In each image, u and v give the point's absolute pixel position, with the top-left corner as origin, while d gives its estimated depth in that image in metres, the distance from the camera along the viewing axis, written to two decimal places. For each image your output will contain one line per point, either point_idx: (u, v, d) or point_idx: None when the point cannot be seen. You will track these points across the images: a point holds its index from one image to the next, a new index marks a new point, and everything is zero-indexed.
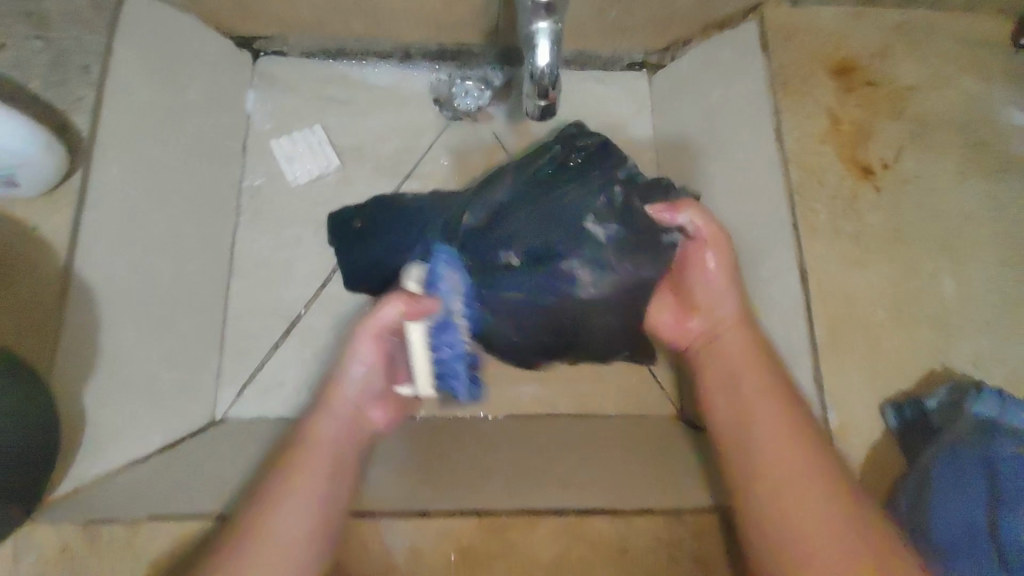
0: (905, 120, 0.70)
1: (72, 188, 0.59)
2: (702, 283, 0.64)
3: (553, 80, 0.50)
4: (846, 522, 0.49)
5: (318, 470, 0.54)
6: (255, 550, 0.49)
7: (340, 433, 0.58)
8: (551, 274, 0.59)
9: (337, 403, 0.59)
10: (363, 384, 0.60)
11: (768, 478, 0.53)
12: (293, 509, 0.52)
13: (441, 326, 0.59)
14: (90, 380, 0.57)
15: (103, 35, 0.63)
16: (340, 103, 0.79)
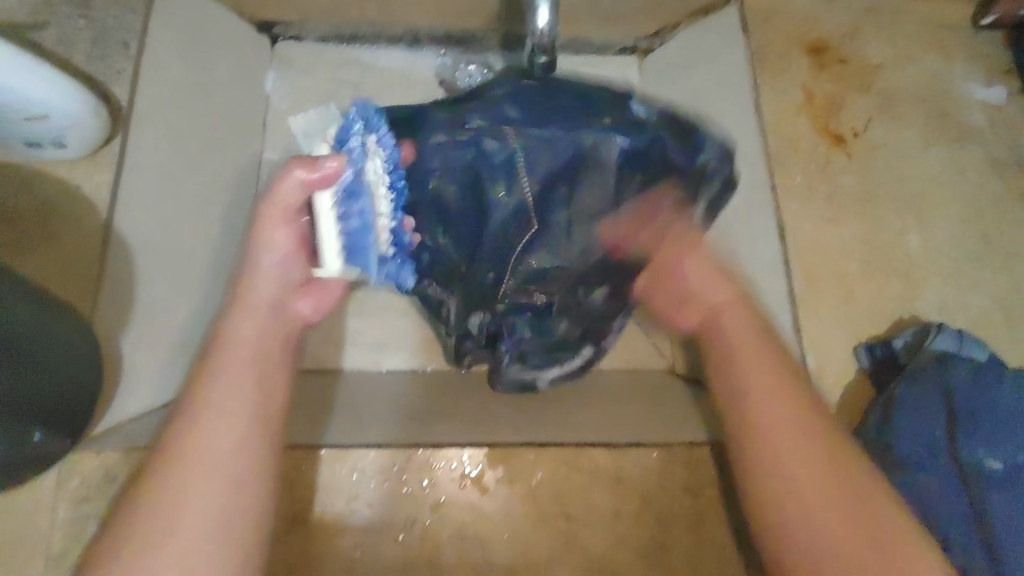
0: (873, 94, 0.76)
1: (111, 151, 0.67)
2: (688, 280, 0.67)
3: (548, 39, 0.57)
4: (833, 465, 0.52)
5: (235, 376, 0.54)
6: (170, 468, 0.48)
7: (252, 334, 0.58)
8: (507, 167, 0.59)
9: (255, 290, 0.60)
10: (279, 272, 0.61)
11: (757, 426, 0.56)
12: (219, 431, 0.51)
13: (348, 194, 0.57)
14: (128, 326, 0.62)
15: (140, 15, 0.70)
16: (352, 85, 0.85)
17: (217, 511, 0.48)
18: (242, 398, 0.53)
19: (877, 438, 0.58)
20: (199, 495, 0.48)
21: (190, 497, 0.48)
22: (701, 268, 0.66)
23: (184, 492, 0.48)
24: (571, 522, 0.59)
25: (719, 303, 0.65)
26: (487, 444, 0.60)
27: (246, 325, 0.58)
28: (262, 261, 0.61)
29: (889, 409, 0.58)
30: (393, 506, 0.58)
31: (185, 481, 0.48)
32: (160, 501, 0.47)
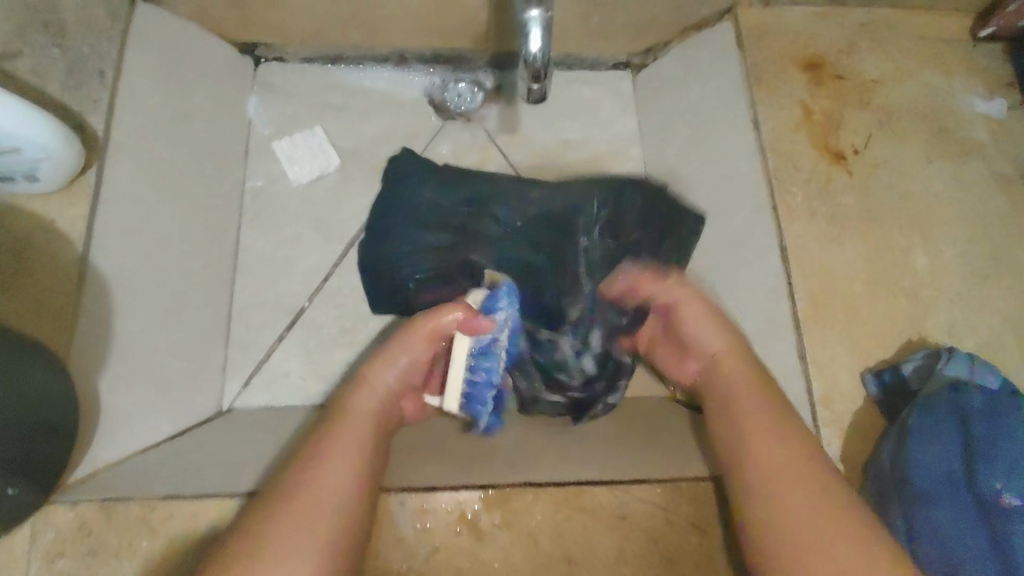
0: (872, 110, 0.74)
1: (89, 182, 0.62)
2: (689, 331, 0.66)
3: (545, 64, 0.53)
4: (809, 477, 0.53)
5: (361, 428, 0.57)
6: (299, 503, 0.49)
7: (374, 404, 0.59)
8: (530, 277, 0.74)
9: (375, 383, 0.61)
10: (400, 379, 0.63)
11: (751, 451, 0.56)
12: (338, 468, 0.52)
13: (483, 351, 0.63)
14: (105, 367, 0.59)
15: (117, 42, 0.67)
16: (337, 108, 0.83)
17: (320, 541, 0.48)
18: (361, 445, 0.55)
19: (891, 471, 0.55)
20: (311, 522, 0.49)
21: (301, 523, 0.48)
22: (698, 320, 0.66)
23: (301, 515, 0.49)
24: (575, 568, 0.56)
25: (716, 354, 0.64)
26: (487, 485, 0.57)
27: (364, 398, 0.60)
28: (387, 365, 0.62)
29: (902, 440, 0.56)
30: (387, 555, 0.55)
31: (310, 502, 0.50)
32: (292, 539, 0.47)
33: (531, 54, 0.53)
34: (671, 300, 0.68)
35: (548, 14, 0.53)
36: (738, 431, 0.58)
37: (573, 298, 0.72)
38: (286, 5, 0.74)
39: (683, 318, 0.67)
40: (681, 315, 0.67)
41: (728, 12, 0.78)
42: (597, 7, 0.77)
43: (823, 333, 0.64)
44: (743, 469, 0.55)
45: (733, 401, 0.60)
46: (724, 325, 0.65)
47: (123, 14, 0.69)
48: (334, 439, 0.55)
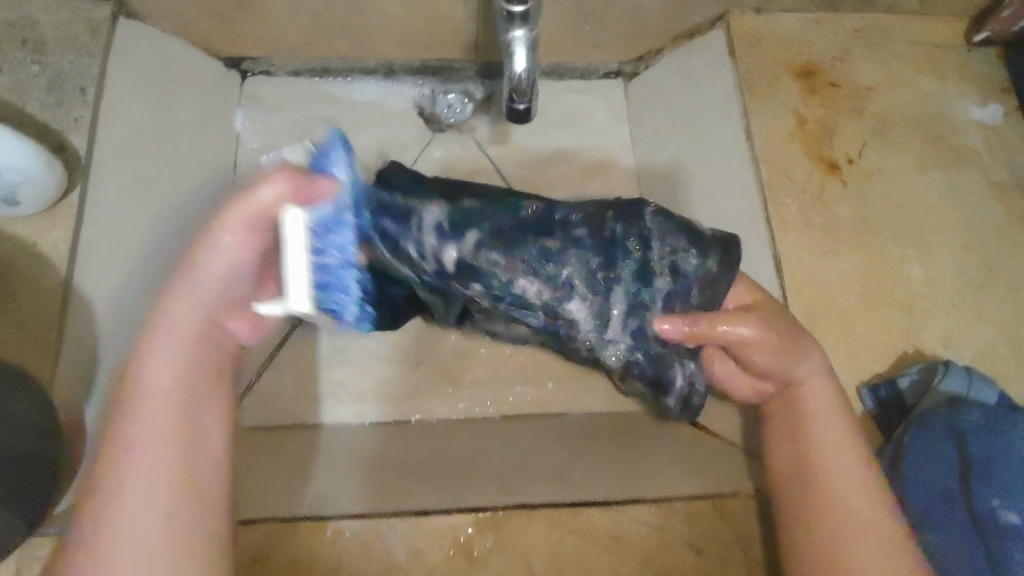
0: (866, 118, 0.73)
1: (71, 203, 0.61)
2: (764, 372, 0.57)
3: (530, 86, 0.54)
4: (878, 495, 0.51)
5: (183, 384, 0.50)
6: (114, 502, 0.45)
7: (195, 348, 0.51)
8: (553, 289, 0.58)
9: (180, 312, 0.51)
10: (218, 288, 0.53)
11: (819, 471, 0.53)
12: (153, 460, 0.46)
13: (323, 228, 0.55)
14: (95, 394, 0.58)
15: (98, 58, 0.66)
16: (325, 121, 0.81)
17: (162, 551, 0.44)
18: (192, 422, 0.49)
19: (887, 490, 0.55)
20: (148, 540, 0.44)
21: (136, 540, 0.44)
22: (768, 349, 0.55)
23: (116, 528, 0.44)
24: None
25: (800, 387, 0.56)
26: (481, 507, 0.57)
27: (162, 354, 0.50)
28: (197, 275, 0.52)
29: (898, 458, 0.55)
30: None
31: (128, 514, 0.44)
32: (112, 549, 0.44)
33: (516, 76, 0.53)
34: (739, 331, 0.54)
35: (533, 32, 0.53)
36: (804, 450, 0.55)
37: (577, 287, 0.57)
38: (271, 17, 0.73)
39: (715, 326, 0.54)
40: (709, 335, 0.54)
41: (721, 19, 0.77)
42: (586, 15, 0.76)
43: None
44: (818, 490, 0.53)
45: (810, 423, 0.55)
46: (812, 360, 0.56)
47: (104, 28, 0.68)
48: (134, 404, 0.48)
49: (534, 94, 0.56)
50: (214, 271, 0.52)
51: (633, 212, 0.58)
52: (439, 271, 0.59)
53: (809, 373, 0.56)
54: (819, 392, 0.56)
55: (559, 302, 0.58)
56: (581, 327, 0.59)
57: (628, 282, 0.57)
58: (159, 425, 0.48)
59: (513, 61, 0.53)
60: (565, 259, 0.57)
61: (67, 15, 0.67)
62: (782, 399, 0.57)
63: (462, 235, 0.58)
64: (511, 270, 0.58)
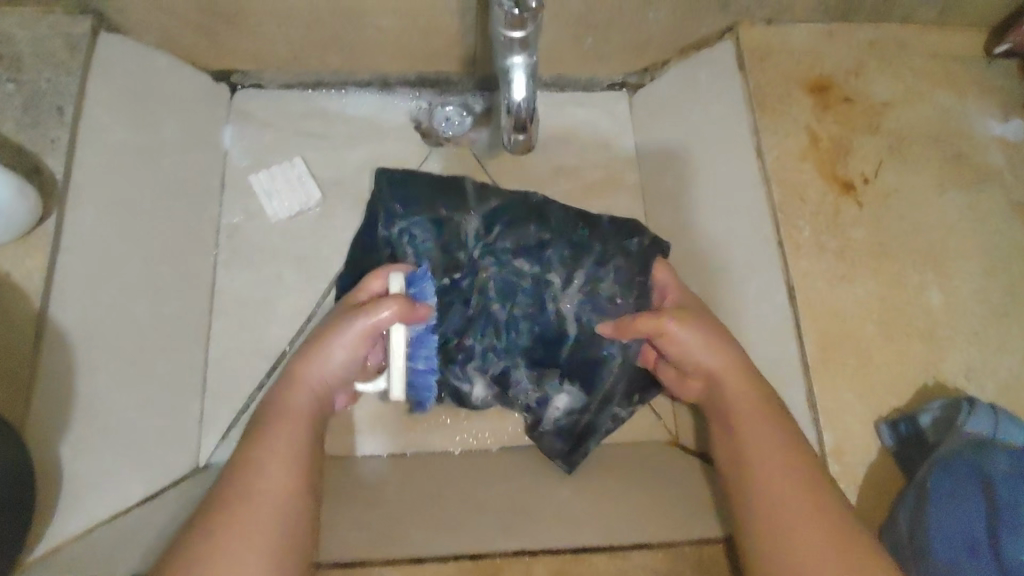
0: (881, 135, 0.70)
1: (47, 232, 0.58)
2: (682, 358, 0.62)
3: (530, 115, 0.54)
4: (817, 510, 0.50)
5: (299, 429, 0.55)
6: (226, 524, 0.47)
7: (310, 402, 0.58)
8: (547, 293, 0.70)
9: (305, 380, 0.59)
10: (340, 367, 0.60)
11: (760, 476, 0.53)
12: (273, 469, 0.51)
13: (417, 341, 0.65)
14: (68, 432, 0.55)
15: (76, 75, 0.63)
16: (317, 137, 0.78)
17: (269, 538, 0.47)
18: (298, 440, 0.54)
19: (910, 536, 0.52)
20: (254, 533, 0.47)
21: (245, 529, 0.47)
22: (698, 333, 0.61)
23: (233, 527, 0.47)
24: None
25: (714, 372, 0.60)
26: (477, 555, 0.54)
27: (301, 395, 0.58)
28: (327, 359, 0.59)
29: (922, 504, 0.52)
30: None
31: (240, 510, 0.48)
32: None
33: (516, 104, 0.53)
34: (666, 323, 0.61)
35: (533, 58, 0.52)
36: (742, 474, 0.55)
37: (566, 291, 0.70)
38: (260, 30, 0.70)
39: (660, 322, 0.61)
40: (646, 326, 0.62)
41: (729, 31, 0.74)
42: (589, 28, 0.73)
43: (834, 379, 0.61)
44: (752, 491, 0.53)
45: (745, 449, 0.56)
46: (718, 344, 0.60)
47: (83, 43, 0.64)
48: (262, 448, 0.52)
49: (535, 124, 0.55)
50: (333, 356, 0.59)
51: (593, 225, 0.73)
52: (449, 264, 0.71)
53: (727, 363, 0.60)
54: (738, 387, 0.59)
55: (539, 292, 0.70)
56: (555, 304, 0.70)
57: (590, 277, 0.70)
58: (278, 457, 0.52)
59: (512, 90, 0.52)
60: (545, 256, 0.71)
61: (44, 30, 0.64)
62: (712, 388, 0.61)
63: (467, 243, 0.71)
64: (520, 261, 0.71)
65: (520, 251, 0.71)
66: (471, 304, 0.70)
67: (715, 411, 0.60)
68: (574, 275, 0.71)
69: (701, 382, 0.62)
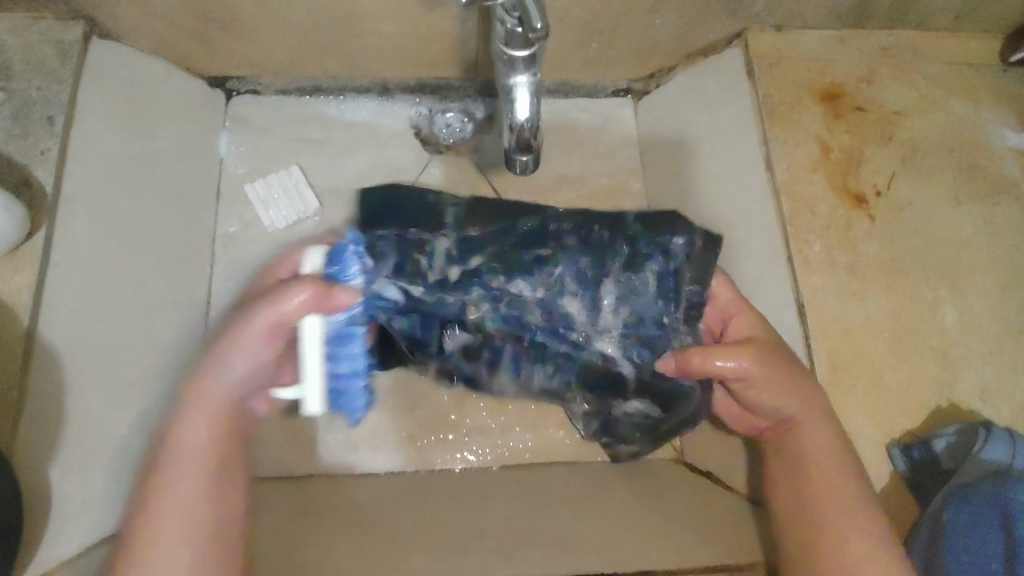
0: (895, 145, 0.68)
1: (36, 246, 0.58)
2: (748, 395, 0.57)
3: (534, 133, 0.53)
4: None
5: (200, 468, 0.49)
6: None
7: (212, 428, 0.51)
8: (567, 319, 0.64)
9: (208, 391, 0.51)
10: (239, 377, 0.52)
11: (817, 486, 0.54)
12: (184, 469, 0.49)
13: (343, 336, 0.58)
14: (58, 453, 0.54)
15: (67, 83, 0.62)
16: (315, 144, 0.76)
17: (187, 537, 0.47)
18: (205, 432, 0.50)
19: (922, 568, 0.51)
20: (167, 536, 0.47)
21: (164, 532, 0.47)
22: (762, 369, 0.56)
23: (152, 534, 0.46)
24: None
25: (792, 418, 0.57)
26: None
27: (192, 429, 0.50)
28: (221, 369, 0.51)
29: (935, 535, 0.51)
30: None
31: (164, 516, 0.47)
32: None
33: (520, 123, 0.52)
34: (741, 364, 0.56)
35: (538, 76, 0.51)
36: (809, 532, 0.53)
37: (593, 313, 0.64)
38: (256, 37, 0.69)
39: (705, 362, 0.56)
40: (718, 367, 0.56)
41: (738, 37, 0.72)
42: (594, 33, 0.71)
43: (844, 400, 0.59)
44: (821, 529, 0.52)
45: (814, 507, 0.53)
46: (800, 386, 0.56)
47: (74, 50, 0.63)
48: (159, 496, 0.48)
49: (538, 141, 0.54)
50: (228, 370, 0.51)
51: (620, 228, 0.66)
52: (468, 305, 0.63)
53: (805, 409, 0.56)
54: (813, 434, 0.56)
55: (570, 317, 0.64)
56: (586, 339, 0.64)
57: (620, 287, 0.64)
58: (164, 510, 0.47)
59: (515, 108, 0.51)
60: (567, 273, 0.64)
61: (34, 37, 0.63)
62: (785, 431, 0.58)
63: (479, 277, 0.63)
64: (529, 286, 0.63)
65: (517, 270, 0.64)
66: (514, 345, 0.66)
67: (778, 447, 0.58)
68: (598, 296, 0.64)
69: (767, 420, 0.59)
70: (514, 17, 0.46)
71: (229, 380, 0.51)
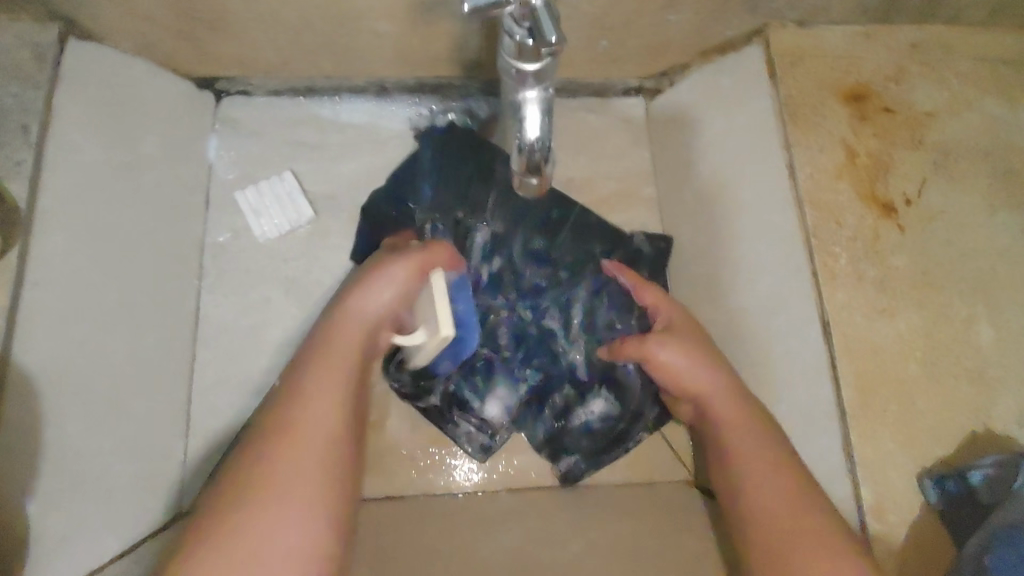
0: (925, 150, 0.64)
1: (10, 264, 0.53)
2: (671, 381, 0.61)
3: (545, 154, 0.48)
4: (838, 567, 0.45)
5: (329, 429, 0.50)
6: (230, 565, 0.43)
7: (358, 339, 0.55)
8: (550, 320, 0.71)
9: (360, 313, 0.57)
10: (382, 308, 0.57)
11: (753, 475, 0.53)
12: (303, 447, 0.48)
13: (458, 288, 0.63)
14: (36, 488, 0.51)
15: (45, 89, 0.58)
16: (310, 147, 0.73)
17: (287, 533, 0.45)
18: (332, 402, 0.51)
19: None
20: (294, 493, 0.46)
21: (275, 509, 0.45)
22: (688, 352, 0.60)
23: (267, 502, 0.45)
24: None
25: (705, 391, 0.59)
26: None
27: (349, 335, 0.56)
28: (373, 296, 0.57)
29: None
30: None
31: (261, 485, 0.46)
32: None
33: (528, 143, 0.47)
34: (653, 349, 0.61)
35: (549, 93, 0.47)
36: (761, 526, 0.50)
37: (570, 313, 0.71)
38: (243, 35, 0.64)
39: (650, 349, 0.61)
40: (633, 351, 0.63)
41: (758, 33, 0.67)
42: (604, 30, 0.67)
43: (874, 426, 0.55)
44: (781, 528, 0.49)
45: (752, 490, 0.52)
46: (719, 361, 0.59)
47: (51, 55, 0.59)
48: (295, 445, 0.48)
49: (552, 166, 0.49)
50: (380, 299, 0.57)
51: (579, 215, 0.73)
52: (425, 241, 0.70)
53: (718, 385, 0.58)
54: (727, 404, 0.57)
55: (517, 272, 0.72)
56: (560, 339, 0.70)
57: (570, 262, 0.72)
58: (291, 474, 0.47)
59: (525, 127, 0.47)
60: (519, 243, 0.72)
61: (8, 39, 0.58)
62: (703, 408, 0.59)
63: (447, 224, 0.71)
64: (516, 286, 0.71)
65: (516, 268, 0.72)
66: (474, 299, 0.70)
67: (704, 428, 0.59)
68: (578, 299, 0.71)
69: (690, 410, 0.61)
70: (525, 27, 0.42)
71: (364, 315, 0.57)
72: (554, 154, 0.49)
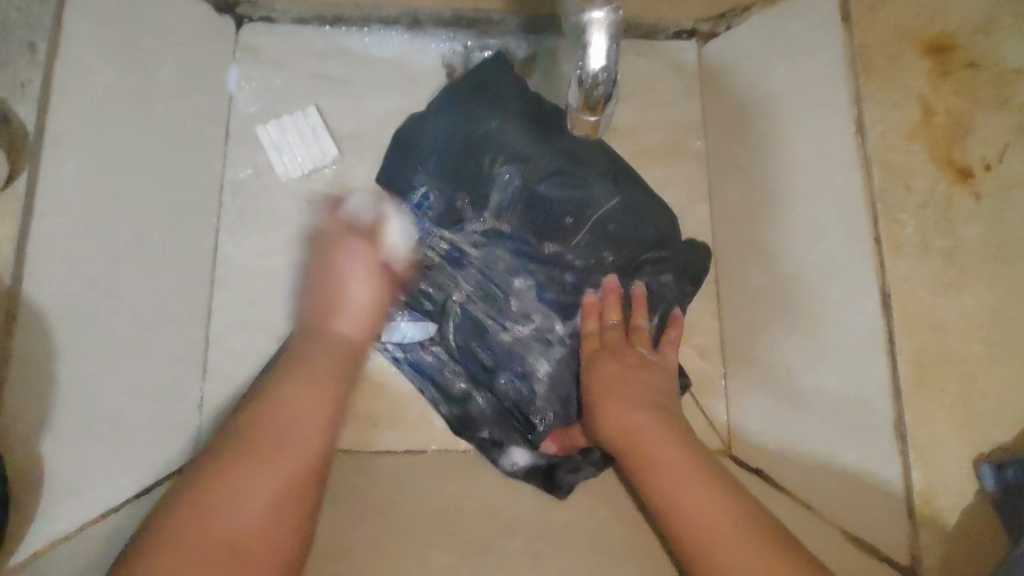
0: (1011, 110, 0.56)
1: (18, 193, 0.51)
2: (599, 403, 0.56)
3: (608, 86, 0.43)
4: (745, 533, 0.45)
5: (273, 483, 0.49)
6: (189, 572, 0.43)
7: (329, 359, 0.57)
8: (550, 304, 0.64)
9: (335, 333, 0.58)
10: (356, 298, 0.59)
11: (692, 504, 0.48)
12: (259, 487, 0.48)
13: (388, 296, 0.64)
14: (51, 427, 0.51)
15: (51, 6, 0.54)
16: (335, 81, 0.69)
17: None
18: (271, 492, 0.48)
19: None
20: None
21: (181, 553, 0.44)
22: (618, 377, 0.57)
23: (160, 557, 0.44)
24: None
25: (634, 424, 0.53)
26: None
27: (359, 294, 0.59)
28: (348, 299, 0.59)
29: None
30: None
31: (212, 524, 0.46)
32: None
33: (591, 72, 0.42)
34: (610, 382, 0.57)
35: (616, 17, 0.42)
36: (676, 522, 0.48)
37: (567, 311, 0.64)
38: None
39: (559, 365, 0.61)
40: (626, 382, 0.57)
41: None
42: None
43: (928, 407, 0.52)
44: (693, 535, 0.47)
45: (674, 497, 0.49)
46: (641, 398, 0.55)
47: None
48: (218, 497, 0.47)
49: (610, 100, 0.44)
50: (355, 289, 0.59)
51: (628, 198, 0.65)
52: (452, 195, 0.65)
53: (640, 418, 0.53)
54: (657, 440, 0.52)
55: (543, 252, 0.64)
56: (544, 342, 0.63)
57: (603, 250, 0.64)
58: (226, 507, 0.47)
59: (588, 56, 0.42)
60: (541, 191, 0.63)
61: None
62: (635, 444, 0.52)
63: (480, 190, 0.64)
64: (528, 263, 0.64)
65: (535, 241, 0.64)
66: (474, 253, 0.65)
67: (630, 447, 0.53)
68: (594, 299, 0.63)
69: (614, 427, 0.54)
70: None
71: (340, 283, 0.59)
72: (617, 87, 0.44)
